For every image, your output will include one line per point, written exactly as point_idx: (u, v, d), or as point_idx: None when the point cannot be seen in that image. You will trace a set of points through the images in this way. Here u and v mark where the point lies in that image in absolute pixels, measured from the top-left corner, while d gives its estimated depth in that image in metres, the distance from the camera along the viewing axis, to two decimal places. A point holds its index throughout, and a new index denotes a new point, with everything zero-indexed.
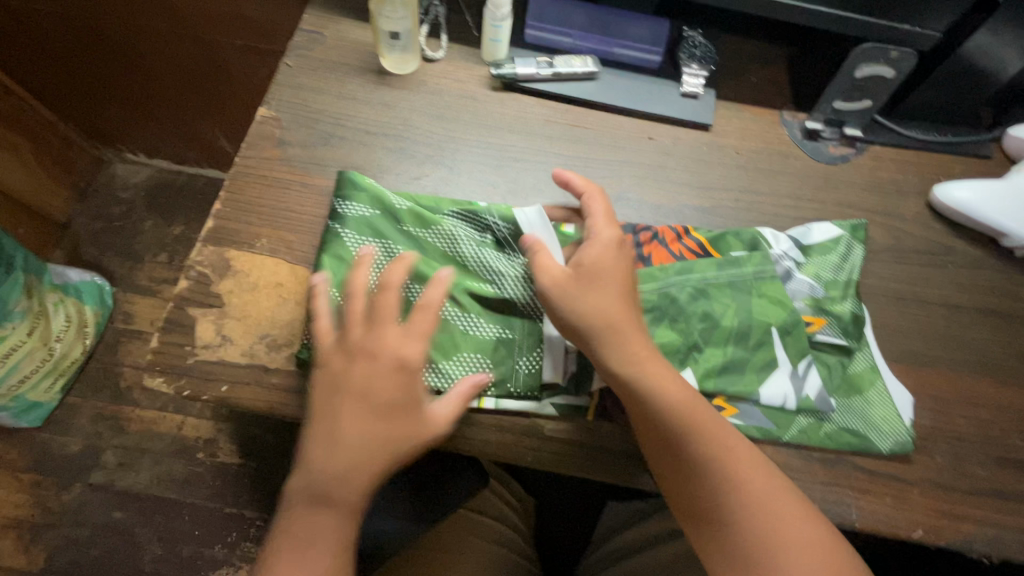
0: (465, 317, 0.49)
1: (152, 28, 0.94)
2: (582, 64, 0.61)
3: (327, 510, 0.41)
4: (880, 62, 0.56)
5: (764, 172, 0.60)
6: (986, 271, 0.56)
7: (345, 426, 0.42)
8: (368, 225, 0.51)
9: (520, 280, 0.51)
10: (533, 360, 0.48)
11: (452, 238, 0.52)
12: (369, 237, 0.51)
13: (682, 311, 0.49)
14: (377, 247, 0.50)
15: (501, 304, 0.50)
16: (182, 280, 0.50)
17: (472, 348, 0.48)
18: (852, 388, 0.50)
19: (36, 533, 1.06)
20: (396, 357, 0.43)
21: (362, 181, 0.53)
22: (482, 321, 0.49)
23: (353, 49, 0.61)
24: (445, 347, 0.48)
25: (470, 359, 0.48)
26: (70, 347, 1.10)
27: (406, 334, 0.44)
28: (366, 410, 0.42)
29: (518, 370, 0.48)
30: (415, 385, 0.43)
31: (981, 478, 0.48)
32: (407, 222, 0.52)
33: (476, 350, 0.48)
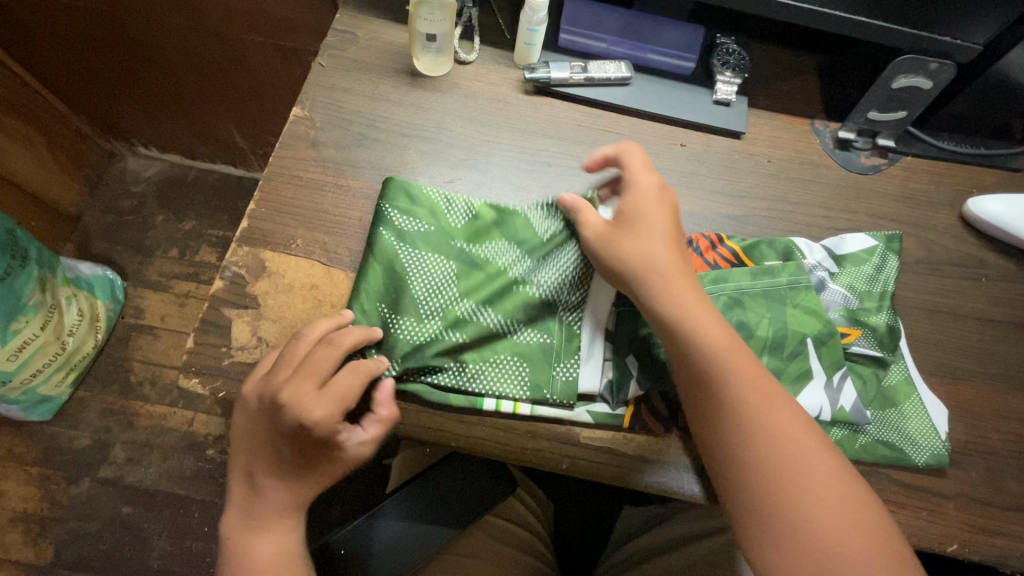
0: (507, 324, 0.49)
1: (173, 24, 0.93)
2: (616, 69, 0.61)
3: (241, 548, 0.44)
4: (918, 74, 0.56)
5: (797, 181, 0.60)
6: (1019, 285, 0.56)
7: (258, 475, 0.43)
8: (415, 230, 0.50)
9: (567, 287, 0.50)
10: (576, 365, 0.48)
11: (500, 249, 0.52)
12: (416, 242, 0.50)
13: None
14: (423, 252, 0.49)
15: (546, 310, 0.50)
16: (216, 280, 0.49)
17: (512, 355, 0.48)
18: (887, 400, 0.50)
19: (44, 527, 1.06)
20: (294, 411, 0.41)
21: (408, 186, 0.52)
22: (523, 329, 0.49)
23: (386, 49, 0.61)
24: (486, 353, 0.48)
25: (510, 366, 0.48)
26: (82, 341, 1.09)
27: (320, 389, 0.42)
28: (275, 459, 0.43)
29: (556, 378, 0.48)
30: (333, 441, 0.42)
31: (1015, 493, 0.48)
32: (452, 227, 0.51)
33: (516, 357, 0.48)
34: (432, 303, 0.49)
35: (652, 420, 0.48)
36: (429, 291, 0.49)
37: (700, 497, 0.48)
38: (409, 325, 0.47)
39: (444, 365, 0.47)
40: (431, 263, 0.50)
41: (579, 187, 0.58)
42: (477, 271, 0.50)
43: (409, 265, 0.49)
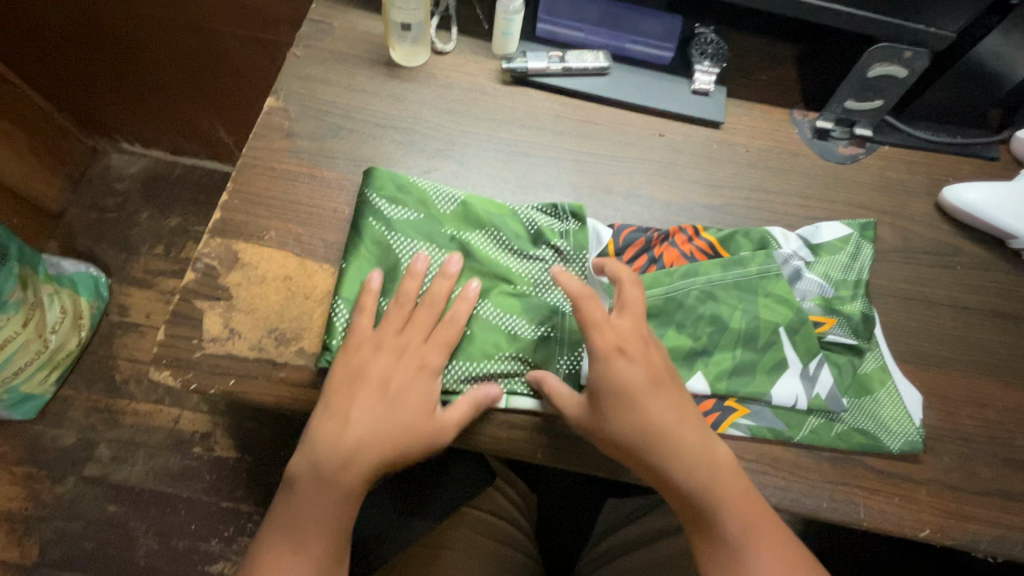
0: (507, 317, 0.48)
1: (154, 17, 0.92)
2: (594, 59, 0.60)
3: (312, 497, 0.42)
4: (892, 62, 0.56)
5: (775, 170, 0.60)
6: (993, 272, 0.56)
7: (358, 409, 0.44)
8: (409, 226, 0.50)
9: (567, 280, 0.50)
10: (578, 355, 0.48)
11: (496, 239, 0.51)
12: (411, 237, 0.50)
13: (691, 314, 0.49)
14: (417, 249, 0.49)
15: (546, 302, 0.50)
16: (188, 272, 0.49)
17: (511, 347, 0.48)
18: (862, 388, 0.50)
19: (28, 526, 1.05)
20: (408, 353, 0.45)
21: (395, 179, 0.51)
22: (524, 320, 0.49)
23: (362, 40, 0.60)
24: (484, 346, 0.47)
25: (511, 359, 0.47)
26: (65, 339, 1.08)
27: (432, 338, 0.46)
28: (377, 400, 0.44)
29: (558, 370, 0.48)
30: (435, 386, 0.45)
31: (988, 478, 0.48)
32: (449, 222, 0.51)
33: (517, 349, 0.48)
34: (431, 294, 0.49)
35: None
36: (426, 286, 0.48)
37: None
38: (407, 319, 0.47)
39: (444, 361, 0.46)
40: (427, 256, 0.49)
41: (557, 178, 0.57)
42: (472, 263, 0.50)
43: (405, 259, 0.49)
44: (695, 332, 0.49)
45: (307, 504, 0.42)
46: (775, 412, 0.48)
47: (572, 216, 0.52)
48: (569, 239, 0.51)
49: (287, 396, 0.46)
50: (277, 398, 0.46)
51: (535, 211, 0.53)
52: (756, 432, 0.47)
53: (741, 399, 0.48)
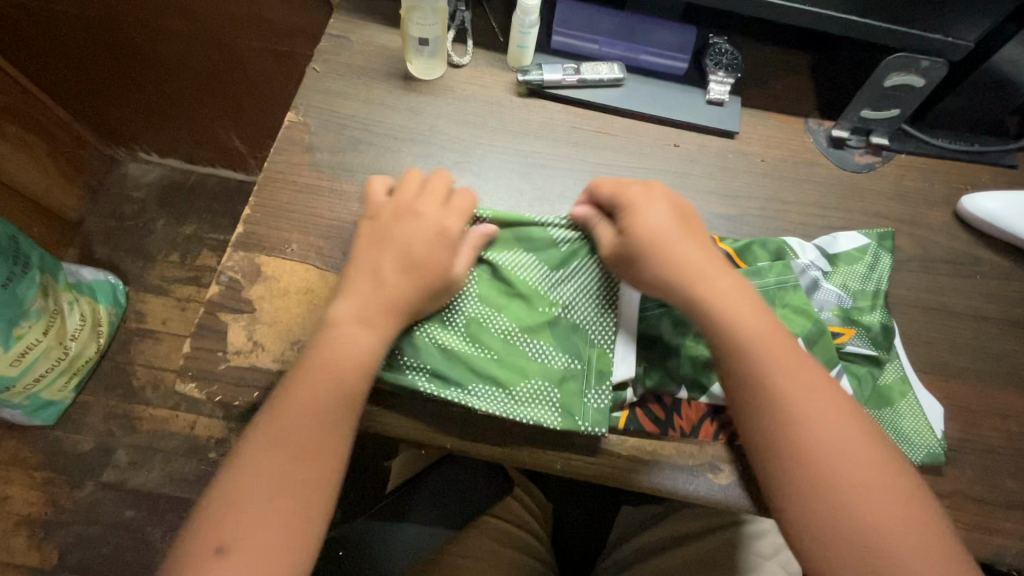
0: (533, 344, 0.48)
1: (172, 30, 0.94)
2: (608, 70, 0.61)
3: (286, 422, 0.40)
4: (911, 71, 0.56)
5: (790, 180, 0.60)
6: (1013, 281, 0.56)
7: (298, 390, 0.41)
8: None
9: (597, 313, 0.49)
10: (609, 386, 0.47)
11: (520, 261, 0.50)
12: None
13: None
14: None
15: (570, 330, 0.49)
16: (213, 285, 0.50)
17: (540, 376, 0.47)
18: (883, 399, 0.50)
19: (49, 530, 1.07)
20: (386, 280, 0.45)
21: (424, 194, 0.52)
22: (551, 349, 0.48)
23: (380, 54, 0.61)
24: (513, 371, 0.47)
25: (539, 387, 0.47)
26: (84, 345, 1.10)
27: (387, 250, 0.46)
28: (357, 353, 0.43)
29: (587, 404, 0.47)
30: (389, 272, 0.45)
31: (1011, 490, 0.48)
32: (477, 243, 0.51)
33: (544, 377, 0.47)
34: (456, 318, 0.49)
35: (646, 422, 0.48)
36: (451, 309, 0.49)
37: (698, 497, 0.48)
38: (433, 338, 0.47)
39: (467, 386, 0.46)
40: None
41: (573, 189, 0.58)
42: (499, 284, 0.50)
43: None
44: None
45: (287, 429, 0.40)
46: None
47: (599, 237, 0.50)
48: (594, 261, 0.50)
49: None
50: None
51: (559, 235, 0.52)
52: None
53: None
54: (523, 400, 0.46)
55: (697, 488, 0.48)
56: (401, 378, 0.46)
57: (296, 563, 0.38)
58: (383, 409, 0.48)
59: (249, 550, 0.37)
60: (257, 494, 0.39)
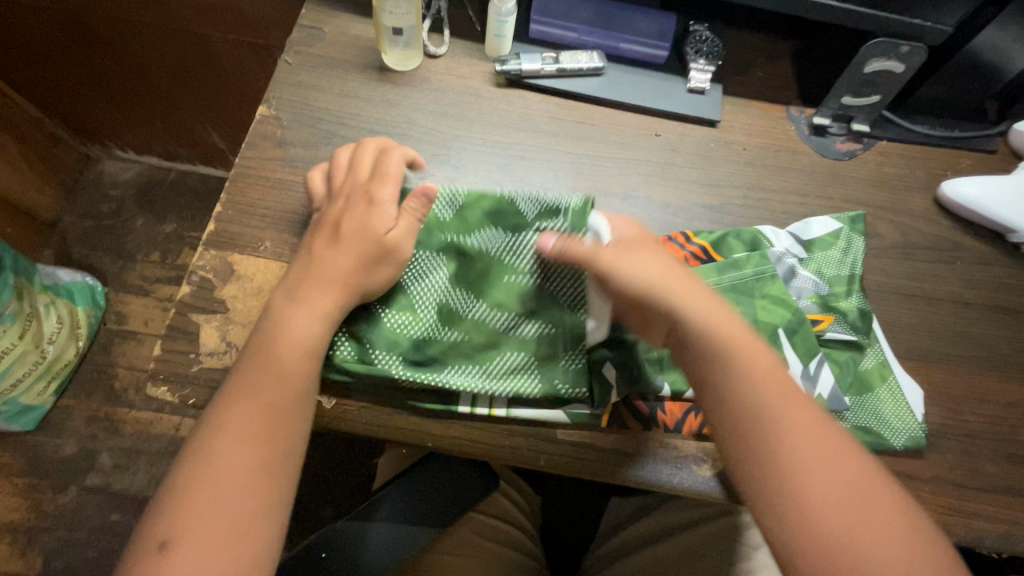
0: (509, 317, 0.48)
1: (140, 22, 0.91)
2: (588, 59, 0.60)
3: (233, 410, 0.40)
4: (890, 57, 0.55)
5: (772, 169, 0.60)
6: (994, 266, 0.56)
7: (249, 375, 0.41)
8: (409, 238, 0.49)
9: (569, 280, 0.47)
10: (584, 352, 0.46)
11: (489, 234, 0.49)
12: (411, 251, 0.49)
13: None
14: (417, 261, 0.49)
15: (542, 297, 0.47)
16: (184, 285, 0.48)
17: (514, 349, 0.47)
18: (863, 384, 0.50)
19: (32, 536, 1.05)
20: (318, 259, 0.45)
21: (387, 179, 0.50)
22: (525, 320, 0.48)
23: (354, 45, 0.60)
24: (488, 348, 0.47)
25: (516, 361, 0.47)
26: (63, 348, 1.08)
27: (324, 228, 0.47)
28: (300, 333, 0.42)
29: (564, 369, 0.46)
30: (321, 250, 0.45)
31: (992, 474, 0.48)
32: (449, 229, 0.50)
33: (520, 350, 0.47)
34: (428, 309, 0.48)
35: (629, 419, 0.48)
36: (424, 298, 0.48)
37: (683, 488, 0.48)
38: (407, 331, 0.47)
39: (445, 368, 0.46)
40: (431, 267, 0.49)
41: (553, 181, 0.57)
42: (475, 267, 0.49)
43: (407, 269, 0.49)
44: None
45: (236, 415, 0.39)
46: None
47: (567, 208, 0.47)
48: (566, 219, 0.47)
49: None
50: None
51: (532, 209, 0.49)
52: None
53: None
54: (499, 375, 0.46)
55: (683, 481, 0.48)
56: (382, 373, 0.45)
57: (246, 551, 0.36)
58: (361, 412, 0.47)
59: (204, 539, 0.36)
60: (202, 485, 0.37)
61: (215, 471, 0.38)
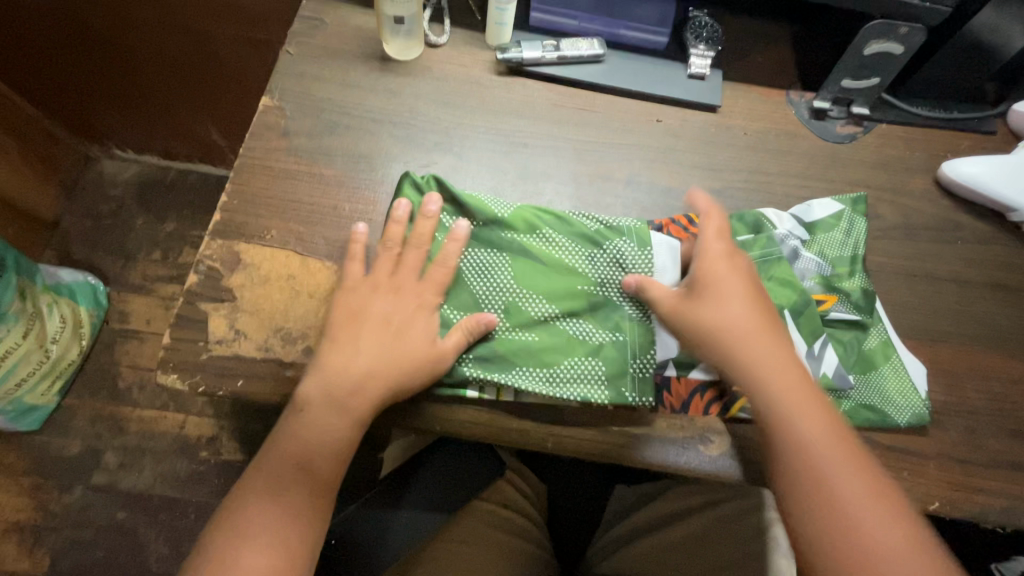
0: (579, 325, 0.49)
1: (139, 19, 0.91)
2: (588, 46, 0.60)
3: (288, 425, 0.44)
4: (888, 39, 0.55)
5: (772, 153, 0.60)
6: (995, 246, 0.56)
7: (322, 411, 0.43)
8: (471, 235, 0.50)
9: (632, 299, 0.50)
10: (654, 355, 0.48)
11: (558, 243, 0.51)
12: (474, 248, 0.50)
13: None
14: (484, 258, 0.50)
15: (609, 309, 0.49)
16: (191, 275, 0.48)
17: (586, 354, 0.48)
18: (867, 363, 0.50)
19: (39, 535, 1.05)
20: (359, 356, 0.45)
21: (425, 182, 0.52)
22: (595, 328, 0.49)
23: (355, 35, 0.60)
24: (558, 353, 0.47)
25: (590, 368, 0.47)
26: (67, 348, 1.08)
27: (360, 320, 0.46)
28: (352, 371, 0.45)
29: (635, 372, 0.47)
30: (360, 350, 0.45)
31: (996, 450, 0.48)
32: (513, 228, 0.51)
33: (595, 356, 0.48)
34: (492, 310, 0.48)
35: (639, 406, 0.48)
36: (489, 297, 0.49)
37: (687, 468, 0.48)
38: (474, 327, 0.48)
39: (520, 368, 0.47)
40: (490, 263, 0.49)
41: (556, 168, 0.57)
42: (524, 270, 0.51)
43: (471, 269, 0.49)
44: None
45: (309, 443, 0.43)
46: None
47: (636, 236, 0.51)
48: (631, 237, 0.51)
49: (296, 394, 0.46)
50: (286, 396, 0.46)
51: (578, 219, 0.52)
52: None
53: None
54: (572, 382, 0.47)
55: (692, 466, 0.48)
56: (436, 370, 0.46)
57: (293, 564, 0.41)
58: None
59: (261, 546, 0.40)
60: (269, 499, 0.42)
61: (259, 499, 0.42)
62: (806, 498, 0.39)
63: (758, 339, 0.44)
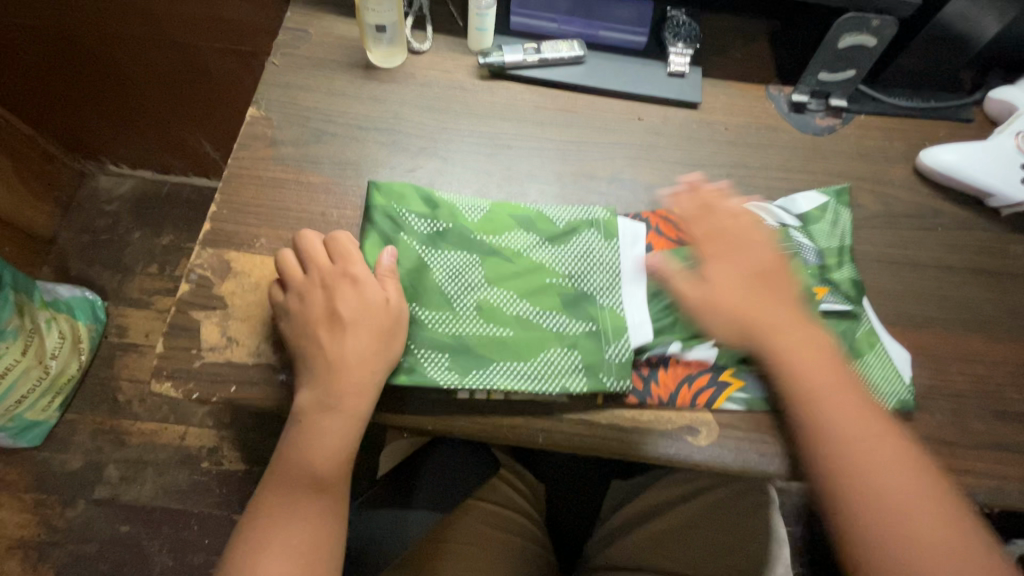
0: (547, 317, 0.50)
1: (129, 36, 0.92)
2: (569, 48, 0.61)
3: (270, 508, 0.44)
4: (862, 31, 0.56)
5: (753, 146, 0.61)
6: (974, 231, 0.57)
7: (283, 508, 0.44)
8: (442, 238, 0.52)
9: (609, 287, 0.51)
10: (627, 341, 0.49)
11: (525, 242, 0.53)
12: (447, 251, 0.51)
13: None
14: (461, 260, 0.51)
15: (581, 298, 0.51)
16: (182, 284, 0.49)
17: (557, 344, 0.49)
18: (856, 352, 0.51)
19: (43, 550, 1.06)
20: (342, 352, 0.46)
21: (392, 188, 0.53)
22: (568, 319, 0.50)
23: (339, 44, 0.61)
24: (530, 345, 0.48)
25: (564, 357, 0.48)
26: (66, 363, 1.09)
27: (329, 316, 0.47)
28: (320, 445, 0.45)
29: (610, 358, 0.48)
30: (338, 339, 0.46)
31: (980, 432, 0.49)
32: (481, 231, 0.53)
33: (569, 346, 0.49)
34: (466, 307, 0.50)
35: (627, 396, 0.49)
36: (462, 293, 0.50)
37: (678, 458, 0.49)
38: (450, 328, 0.48)
39: (495, 361, 0.47)
40: (462, 264, 0.51)
41: (540, 168, 0.58)
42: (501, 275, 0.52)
43: (443, 271, 0.51)
44: (691, 312, 0.51)
45: (278, 537, 0.43)
46: (770, 381, 0.50)
47: (603, 229, 0.53)
48: (598, 229, 0.53)
49: (288, 398, 0.47)
50: (278, 400, 0.46)
51: (529, 234, 0.53)
52: (751, 404, 0.50)
53: (735, 372, 0.50)
54: (546, 373, 0.48)
55: (696, 458, 0.49)
56: (424, 376, 0.47)
57: None
58: None
59: None
60: None
61: None
62: (904, 507, 0.42)
63: (803, 348, 0.47)
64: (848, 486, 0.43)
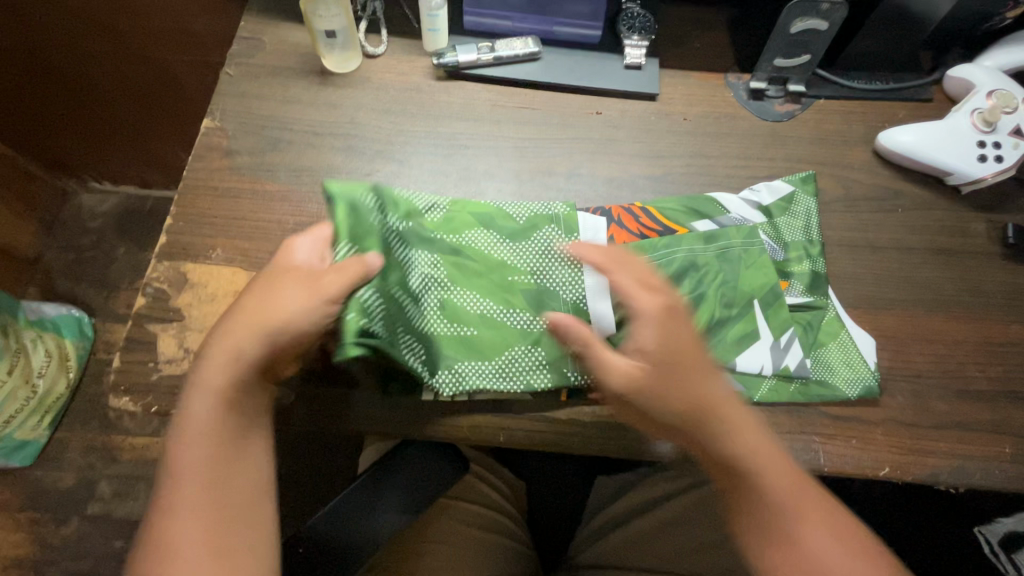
0: (512, 314, 0.50)
1: (96, 53, 0.92)
2: (523, 45, 0.61)
3: (177, 531, 0.39)
4: (811, 15, 0.56)
5: (712, 135, 0.61)
6: (935, 210, 0.57)
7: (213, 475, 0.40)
8: (409, 235, 0.51)
9: (571, 282, 0.51)
10: None
11: (489, 240, 0.52)
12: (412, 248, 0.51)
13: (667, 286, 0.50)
14: (422, 258, 0.51)
15: (546, 293, 0.51)
16: (139, 298, 0.49)
17: (521, 343, 0.49)
18: (818, 342, 0.51)
19: (39, 569, 1.06)
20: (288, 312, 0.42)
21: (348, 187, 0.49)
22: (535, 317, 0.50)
23: (293, 52, 0.61)
24: (496, 345, 0.49)
25: (531, 355, 0.48)
26: (53, 382, 1.08)
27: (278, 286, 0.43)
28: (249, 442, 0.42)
29: (575, 354, 0.48)
30: (284, 308, 0.42)
31: (942, 411, 0.49)
32: (440, 230, 0.52)
33: (535, 343, 0.49)
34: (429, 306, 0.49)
35: (592, 392, 0.49)
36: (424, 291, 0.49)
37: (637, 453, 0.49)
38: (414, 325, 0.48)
39: (461, 361, 0.47)
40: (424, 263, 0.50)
41: (497, 166, 0.58)
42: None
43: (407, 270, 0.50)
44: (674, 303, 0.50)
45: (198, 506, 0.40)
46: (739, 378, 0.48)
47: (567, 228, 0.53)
48: (559, 224, 0.53)
49: None
50: None
51: (491, 234, 0.53)
52: None
53: None
54: (514, 372, 0.48)
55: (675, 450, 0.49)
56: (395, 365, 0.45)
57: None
58: (329, 405, 0.48)
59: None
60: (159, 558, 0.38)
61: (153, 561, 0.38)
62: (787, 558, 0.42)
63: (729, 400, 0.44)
64: (779, 520, 0.42)
